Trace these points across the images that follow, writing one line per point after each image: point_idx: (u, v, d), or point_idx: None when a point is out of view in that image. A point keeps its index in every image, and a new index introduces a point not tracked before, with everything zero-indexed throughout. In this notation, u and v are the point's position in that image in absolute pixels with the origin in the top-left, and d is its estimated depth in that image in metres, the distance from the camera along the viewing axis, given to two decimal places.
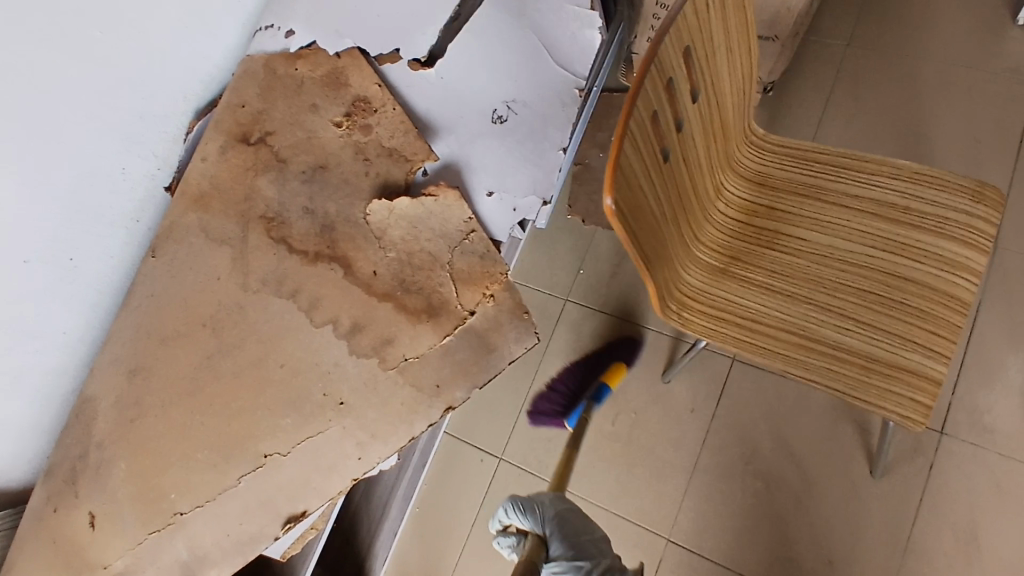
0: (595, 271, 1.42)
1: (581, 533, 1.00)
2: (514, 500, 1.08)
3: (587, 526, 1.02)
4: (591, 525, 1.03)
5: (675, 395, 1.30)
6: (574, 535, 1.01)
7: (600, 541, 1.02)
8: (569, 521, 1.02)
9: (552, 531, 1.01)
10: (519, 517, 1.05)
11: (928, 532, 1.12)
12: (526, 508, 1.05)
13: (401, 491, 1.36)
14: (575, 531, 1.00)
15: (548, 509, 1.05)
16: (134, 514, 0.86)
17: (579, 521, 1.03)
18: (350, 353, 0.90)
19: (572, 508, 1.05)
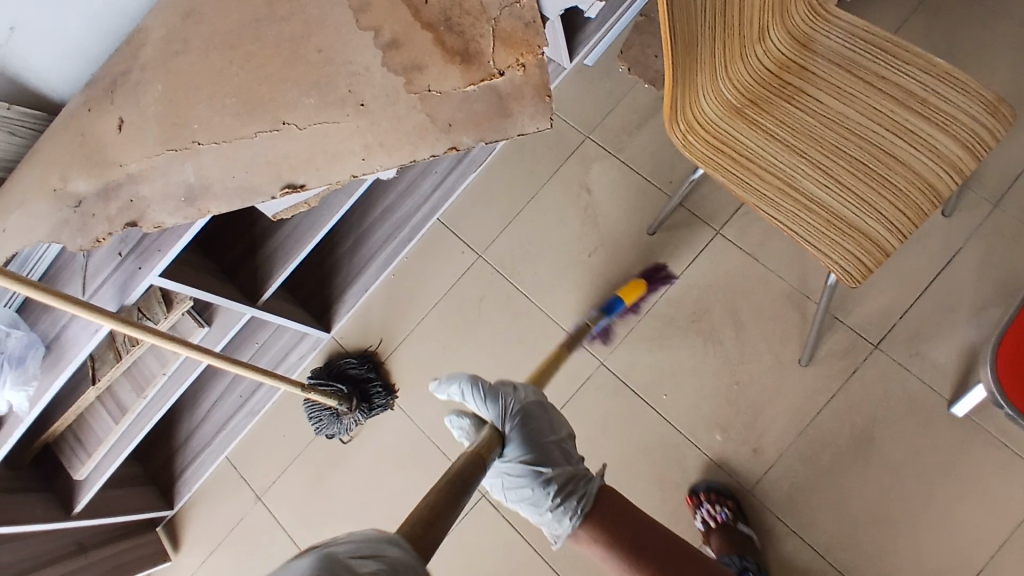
0: (622, 118, 1.45)
1: (543, 438, 1.01)
2: (475, 379, 1.01)
3: (554, 427, 1.03)
4: (556, 426, 1.03)
5: (653, 246, 1.37)
6: (533, 434, 1.01)
7: (563, 443, 1.03)
8: (535, 419, 1.01)
9: (516, 429, 0.99)
10: (478, 402, 1.00)
11: (830, 422, 1.23)
12: (489, 395, 1.00)
13: (382, 254, 1.45)
14: (537, 430, 1.01)
15: (513, 400, 1.00)
16: (156, 130, 0.95)
17: (545, 421, 1.02)
18: (381, 65, 0.97)
19: (538, 404, 1.03)
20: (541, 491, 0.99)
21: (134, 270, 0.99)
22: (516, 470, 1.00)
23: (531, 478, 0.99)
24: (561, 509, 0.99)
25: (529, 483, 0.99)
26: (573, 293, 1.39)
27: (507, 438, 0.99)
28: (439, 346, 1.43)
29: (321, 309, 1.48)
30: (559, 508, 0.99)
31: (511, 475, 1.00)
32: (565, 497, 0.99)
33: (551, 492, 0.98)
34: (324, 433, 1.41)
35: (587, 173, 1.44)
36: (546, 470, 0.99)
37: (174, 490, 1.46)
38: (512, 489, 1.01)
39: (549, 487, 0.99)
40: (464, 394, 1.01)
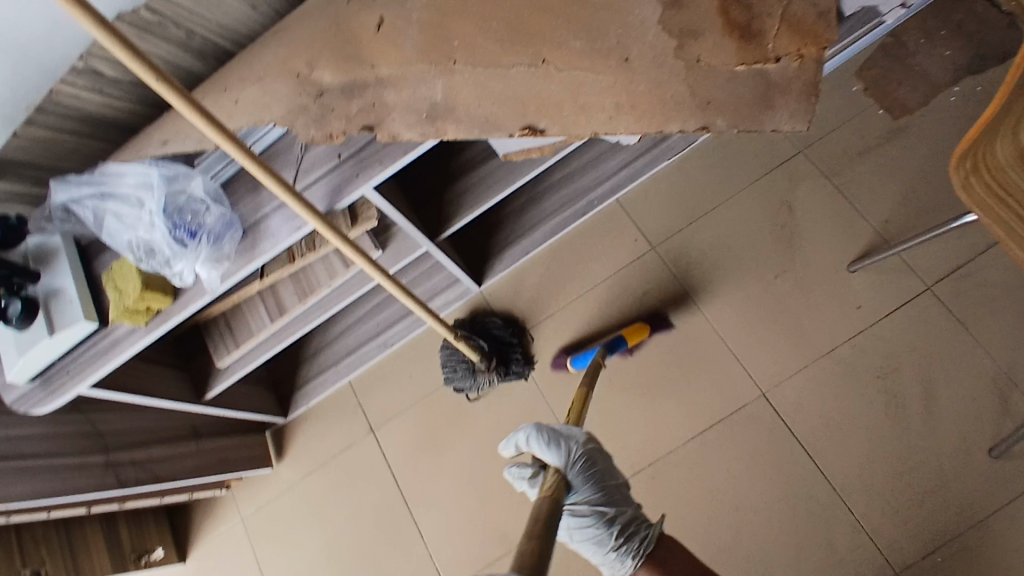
0: (844, 141, 1.34)
1: (610, 481, 0.93)
2: (541, 425, 0.92)
3: (613, 472, 0.93)
4: (615, 469, 0.94)
5: (849, 286, 1.25)
6: (597, 478, 0.92)
7: (624, 489, 0.94)
8: (598, 465, 0.92)
9: (579, 475, 0.90)
10: (541, 448, 0.90)
11: (1010, 528, 1.09)
12: (552, 441, 0.90)
13: (552, 221, 1.40)
14: (599, 475, 0.92)
15: (573, 443, 0.92)
16: (418, 37, 0.89)
17: (606, 467, 0.93)
18: (658, 23, 0.90)
19: (602, 452, 0.94)
20: (599, 530, 0.90)
21: (351, 176, 0.95)
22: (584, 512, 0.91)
23: (596, 519, 0.91)
24: (624, 547, 0.90)
25: (593, 523, 0.90)
26: (746, 311, 1.29)
27: (573, 486, 0.90)
28: (587, 330, 1.37)
29: (477, 262, 1.43)
30: (622, 547, 0.90)
31: (576, 515, 0.91)
32: (626, 533, 0.91)
33: (616, 534, 0.90)
34: (453, 386, 1.36)
35: (792, 190, 1.33)
36: (611, 511, 0.91)
37: (291, 399, 1.46)
38: (577, 532, 0.92)
39: (613, 527, 0.91)
40: (527, 439, 0.92)
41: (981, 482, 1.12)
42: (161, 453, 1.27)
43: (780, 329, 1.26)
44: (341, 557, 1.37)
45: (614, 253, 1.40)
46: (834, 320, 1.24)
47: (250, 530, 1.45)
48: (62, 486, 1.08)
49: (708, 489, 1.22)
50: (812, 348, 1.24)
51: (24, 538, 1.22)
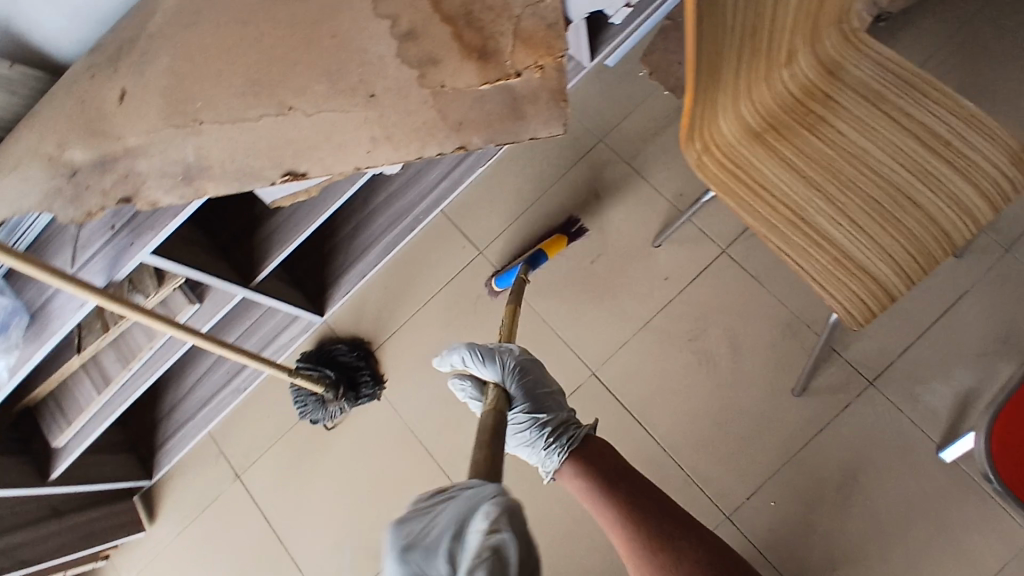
0: (638, 125, 1.42)
1: (538, 391, 1.01)
2: (472, 344, 1.02)
3: (546, 380, 1.03)
4: (547, 379, 1.04)
5: (656, 260, 1.35)
6: (530, 388, 1.01)
7: (556, 395, 1.04)
8: (529, 372, 1.01)
9: (516, 385, 1.00)
10: (478, 365, 1.00)
11: (815, 455, 1.22)
12: (487, 357, 1.00)
13: (381, 242, 1.42)
14: (533, 384, 1.01)
15: (508, 356, 1.02)
16: (160, 103, 0.92)
17: (538, 376, 1.03)
18: (395, 56, 0.94)
19: (534, 363, 1.04)
20: (532, 433, 0.99)
21: (125, 247, 0.96)
22: (520, 418, 1.00)
23: (529, 423, 1.00)
24: (553, 446, 0.98)
25: (525, 424, 0.99)
26: (571, 299, 1.37)
27: (512, 395, 1.00)
28: (430, 340, 1.42)
29: (316, 293, 1.44)
30: (550, 444, 0.98)
31: (517, 428, 0.99)
32: (558, 437, 0.98)
33: (546, 434, 0.99)
34: (309, 419, 1.39)
35: (599, 177, 1.41)
36: (543, 417, 0.99)
37: (153, 460, 1.46)
38: (514, 437, 1.00)
39: (544, 429, 0.99)
40: (465, 359, 1.01)
41: (788, 420, 1.24)
42: (28, 537, 1.24)
43: (601, 310, 1.35)
44: None
45: (446, 263, 1.45)
46: (647, 293, 1.33)
47: None
48: None
49: None
50: (631, 323, 1.33)
51: None
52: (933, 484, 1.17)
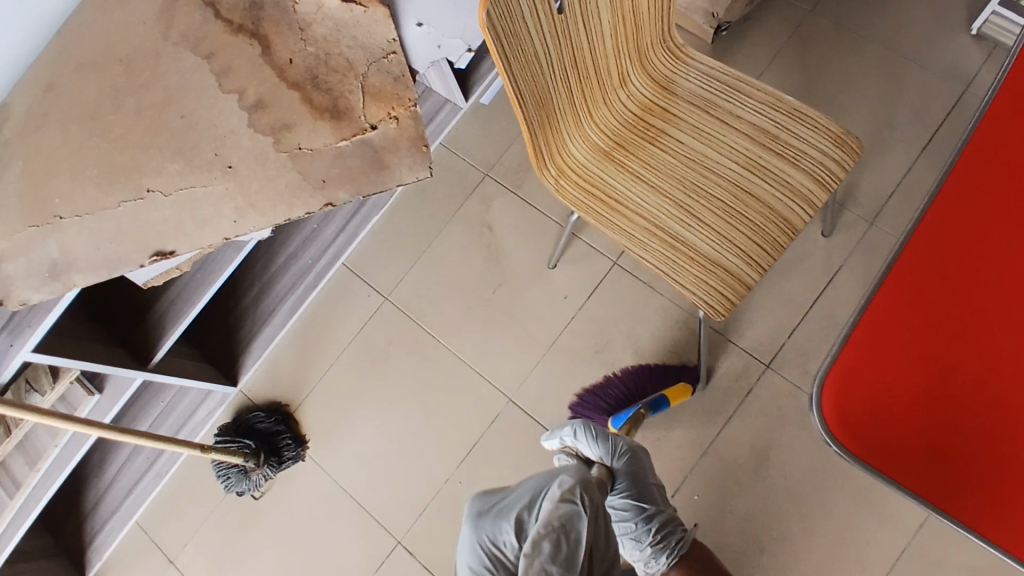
0: (519, 156, 1.48)
1: (648, 481, 1.10)
2: (586, 423, 1.11)
3: (649, 475, 1.10)
4: (649, 470, 1.11)
5: (556, 280, 1.39)
6: (639, 477, 1.10)
7: (656, 488, 1.11)
8: (637, 463, 1.10)
9: (623, 465, 1.10)
10: (590, 441, 1.10)
11: (728, 444, 1.26)
12: (598, 437, 1.09)
13: (286, 305, 1.44)
14: (642, 474, 1.10)
15: (621, 442, 1.11)
16: (19, 207, 0.93)
17: (642, 467, 1.10)
18: (248, 127, 0.97)
19: (640, 454, 1.12)
20: (637, 530, 1.07)
21: (6, 348, 0.98)
22: (621, 505, 1.09)
23: (633, 513, 1.08)
24: (660, 547, 1.06)
25: (633, 517, 1.08)
26: (480, 330, 1.40)
27: (614, 474, 1.10)
28: (348, 390, 1.43)
29: (227, 365, 1.45)
30: (662, 546, 1.06)
31: (618, 507, 1.09)
32: (664, 536, 1.06)
33: (651, 530, 1.06)
34: (234, 491, 1.37)
35: (489, 210, 1.46)
36: (649, 508, 1.07)
37: (84, 559, 1.42)
38: (618, 521, 1.09)
39: (649, 523, 1.07)
40: (577, 432, 1.11)
41: (698, 414, 1.28)
42: None
43: (510, 337, 1.38)
44: None
45: (355, 313, 1.47)
46: (550, 314, 1.38)
47: None
48: None
49: None
50: (540, 344, 1.37)
51: None
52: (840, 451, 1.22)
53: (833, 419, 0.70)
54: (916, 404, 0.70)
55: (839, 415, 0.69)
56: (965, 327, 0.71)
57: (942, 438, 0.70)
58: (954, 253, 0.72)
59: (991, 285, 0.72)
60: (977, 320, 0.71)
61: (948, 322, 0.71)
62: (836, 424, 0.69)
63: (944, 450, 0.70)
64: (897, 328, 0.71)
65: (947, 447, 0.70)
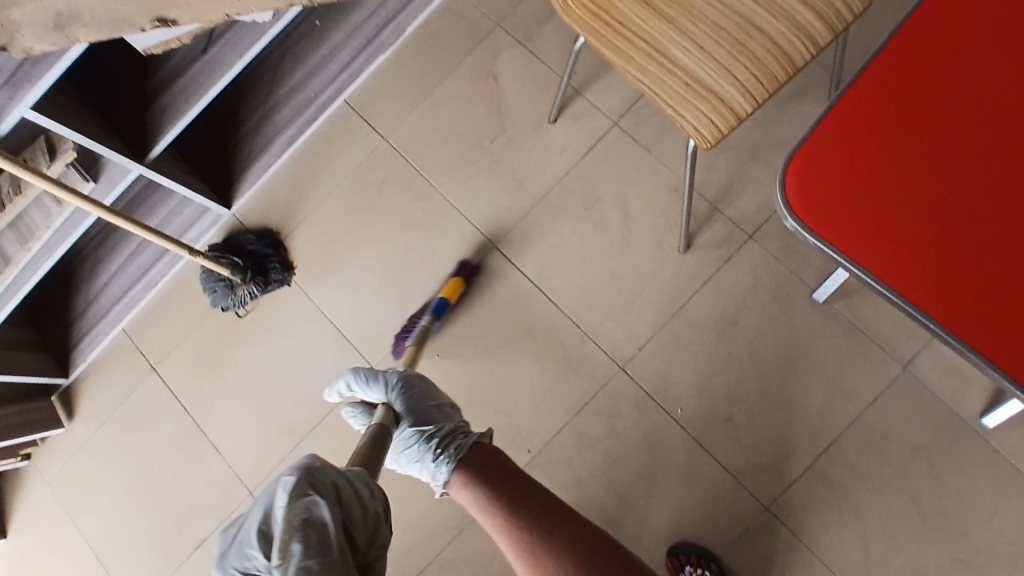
0: (531, 8, 1.45)
1: (423, 403, 1.05)
2: (357, 370, 1.11)
3: (430, 394, 1.07)
4: (435, 392, 1.08)
5: (553, 136, 1.39)
6: (416, 399, 1.06)
7: (443, 407, 1.07)
8: (415, 386, 1.07)
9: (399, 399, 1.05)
10: (364, 386, 1.09)
11: (700, 307, 1.29)
12: (370, 379, 1.08)
13: (284, 135, 1.44)
14: (419, 396, 1.06)
15: (394, 374, 1.09)
16: None
17: (425, 390, 1.08)
18: None
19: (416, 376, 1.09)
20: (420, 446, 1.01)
21: (7, 101, 0.99)
22: (408, 434, 1.03)
23: (417, 437, 1.02)
24: (443, 457, 0.98)
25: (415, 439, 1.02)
26: (473, 177, 1.41)
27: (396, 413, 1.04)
28: (338, 224, 1.45)
29: (222, 187, 1.46)
30: (440, 455, 0.99)
31: (404, 436, 1.03)
32: (445, 445, 1.00)
33: (433, 445, 1.00)
34: (219, 306, 1.42)
35: (495, 60, 1.45)
36: (428, 428, 1.02)
37: (69, 357, 1.46)
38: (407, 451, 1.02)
39: (431, 442, 1.01)
40: (350, 384, 1.10)
41: (675, 275, 1.31)
42: None
43: (501, 186, 1.39)
44: (146, 489, 1.42)
45: (352, 152, 1.48)
46: (543, 167, 1.38)
47: (59, 493, 1.46)
48: None
49: (462, 340, 1.35)
50: (530, 196, 1.38)
51: None
52: (806, 323, 1.26)
53: (806, 215, 0.73)
54: (889, 200, 0.72)
55: (799, 199, 0.73)
56: (933, 119, 0.73)
57: (897, 223, 0.72)
58: (948, 58, 0.74)
59: (964, 79, 0.73)
60: (943, 114, 0.73)
61: (915, 113, 0.74)
62: (808, 218, 0.73)
63: (898, 235, 0.71)
64: (874, 130, 0.74)
65: (899, 232, 0.71)
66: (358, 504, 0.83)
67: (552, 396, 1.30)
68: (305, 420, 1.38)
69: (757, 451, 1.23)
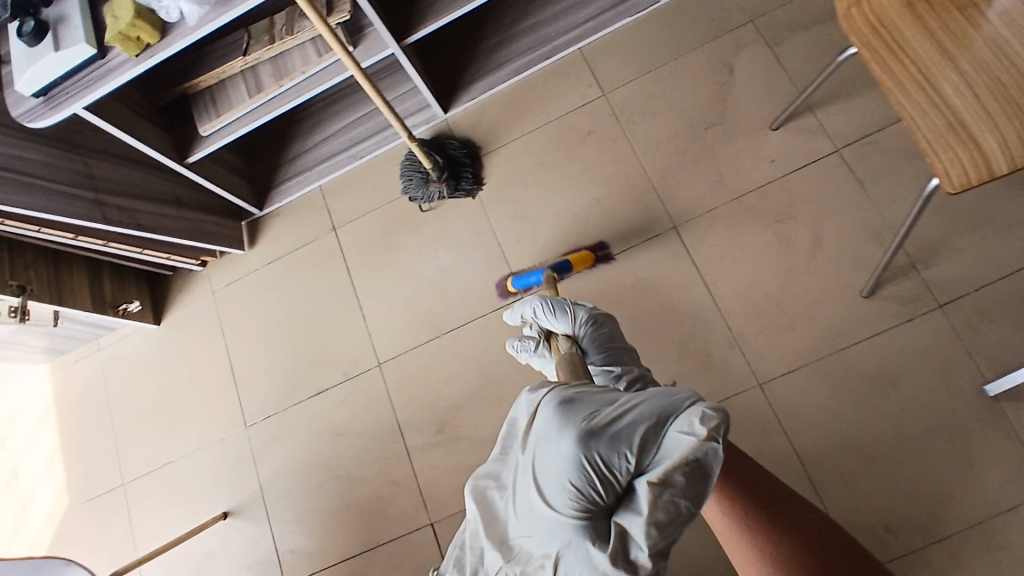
0: (790, 15, 1.44)
1: (613, 345, 1.15)
2: (544, 298, 1.20)
3: (616, 336, 1.17)
4: (619, 335, 1.19)
5: (769, 143, 1.38)
6: (605, 338, 1.17)
7: (627, 350, 1.17)
8: (605, 327, 1.17)
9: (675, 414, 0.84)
10: (549, 315, 1.18)
11: (859, 354, 1.26)
12: (558, 311, 1.18)
13: (516, 62, 1.53)
14: (607, 336, 1.17)
15: (580, 310, 1.18)
16: None
17: (610, 328, 1.18)
18: None
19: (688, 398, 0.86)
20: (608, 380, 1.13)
21: None
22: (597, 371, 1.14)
23: (607, 376, 1.13)
24: None
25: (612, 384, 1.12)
26: (676, 155, 1.42)
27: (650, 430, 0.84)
28: (535, 158, 1.51)
29: (444, 90, 1.57)
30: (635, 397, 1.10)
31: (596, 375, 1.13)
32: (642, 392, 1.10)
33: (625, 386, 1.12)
34: (408, 195, 1.53)
35: (736, 55, 1.45)
36: (617, 369, 1.13)
37: (268, 194, 1.64)
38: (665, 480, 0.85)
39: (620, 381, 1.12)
40: (535, 309, 1.20)
41: (845, 315, 1.27)
42: (149, 208, 1.46)
43: (701, 173, 1.40)
44: (291, 328, 1.57)
45: (570, 95, 1.52)
46: (749, 168, 1.38)
47: (218, 305, 1.64)
48: (51, 204, 1.27)
49: (612, 303, 1.38)
50: (726, 191, 1.38)
51: (63, 277, 1.47)
52: (968, 411, 1.20)
53: None
54: None
55: None
56: None
57: None
58: None
59: None
60: None
61: None
62: None
63: None
64: None
65: None
66: (618, 466, 0.83)
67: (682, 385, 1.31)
68: (447, 321, 1.47)
69: (870, 514, 1.19)
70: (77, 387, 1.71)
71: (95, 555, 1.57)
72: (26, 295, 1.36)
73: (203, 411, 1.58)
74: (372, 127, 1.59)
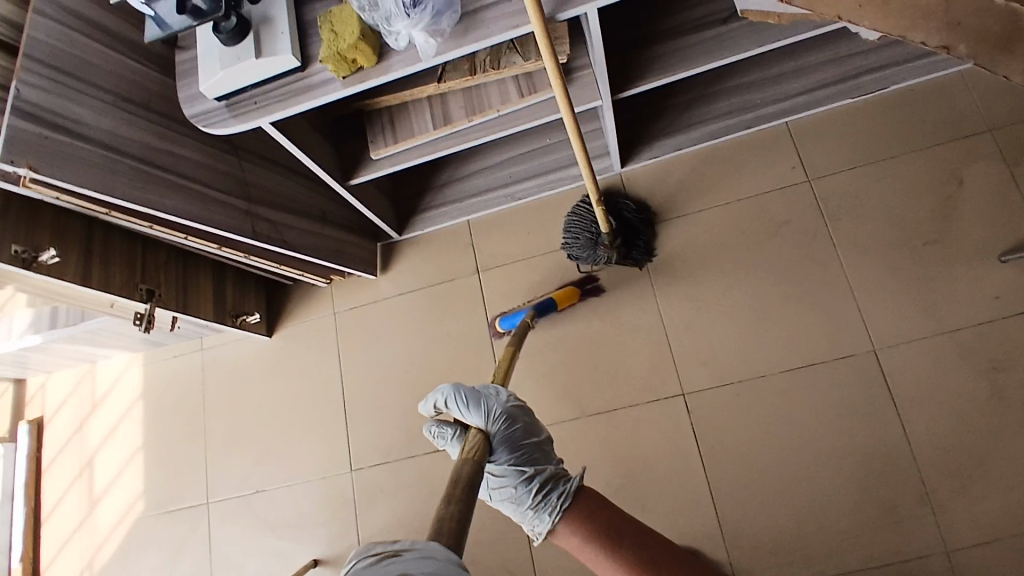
0: None
1: (525, 442, 0.92)
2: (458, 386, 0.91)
3: (534, 428, 0.93)
4: (538, 427, 0.94)
5: (996, 277, 1.23)
6: (518, 437, 0.91)
7: (545, 446, 0.94)
8: (518, 423, 0.91)
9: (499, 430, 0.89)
10: (461, 407, 0.90)
11: None
12: (471, 401, 0.90)
13: (713, 125, 1.37)
14: (521, 434, 0.91)
15: (496, 403, 0.91)
16: None
17: (528, 426, 0.93)
18: None
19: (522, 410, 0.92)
20: (512, 485, 0.90)
21: None
22: (504, 471, 0.90)
23: (516, 477, 0.90)
24: (544, 503, 0.87)
25: (512, 482, 0.90)
26: (883, 268, 1.27)
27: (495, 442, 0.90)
28: (718, 240, 1.35)
29: (625, 141, 1.41)
30: (541, 504, 0.87)
31: (494, 476, 0.91)
32: (547, 494, 0.88)
33: (534, 491, 0.89)
34: (570, 253, 1.37)
35: (970, 167, 1.29)
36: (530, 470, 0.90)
37: (411, 220, 1.51)
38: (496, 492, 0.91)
39: (532, 483, 0.90)
40: (446, 400, 0.91)
41: None
42: (293, 223, 1.34)
43: (909, 295, 1.25)
44: (415, 372, 1.45)
45: (769, 174, 1.36)
46: (967, 301, 1.22)
47: (339, 328, 1.53)
48: (205, 213, 1.17)
49: (788, 422, 1.24)
50: (938, 322, 1.23)
51: (189, 280, 1.36)
52: None
53: None
54: None
55: None
56: None
57: None
58: None
59: None
60: None
61: None
62: None
63: None
64: None
65: None
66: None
67: (857, 534, 1.17)
68: (593, 402, 1.33)
69: None
70: (168, 385, 1.60)
71: (167, 574, 1.47)
72: (154, 301, 1.26)
73: (305, 441, 1.47)
74: (537, 167, 1.45)
